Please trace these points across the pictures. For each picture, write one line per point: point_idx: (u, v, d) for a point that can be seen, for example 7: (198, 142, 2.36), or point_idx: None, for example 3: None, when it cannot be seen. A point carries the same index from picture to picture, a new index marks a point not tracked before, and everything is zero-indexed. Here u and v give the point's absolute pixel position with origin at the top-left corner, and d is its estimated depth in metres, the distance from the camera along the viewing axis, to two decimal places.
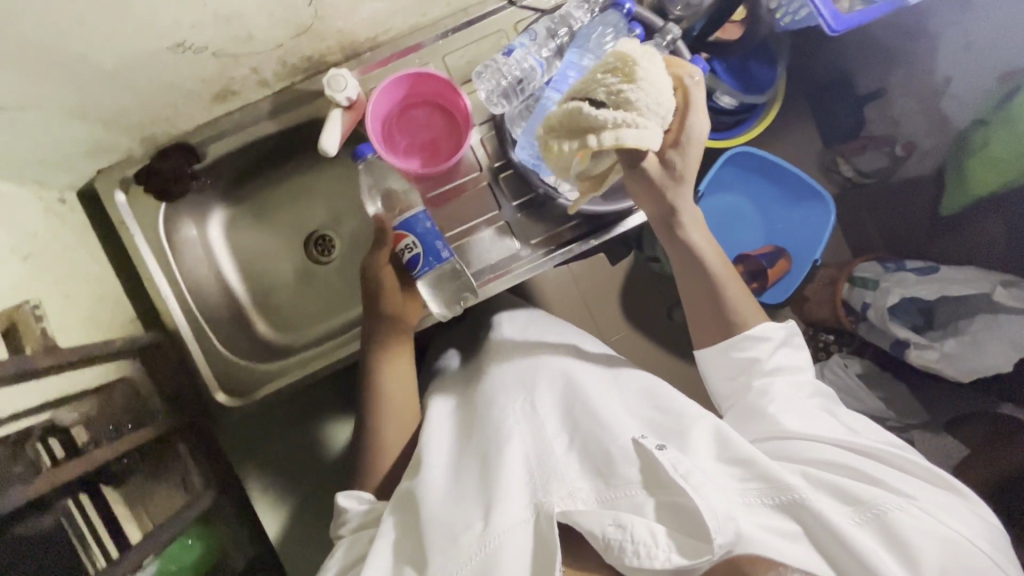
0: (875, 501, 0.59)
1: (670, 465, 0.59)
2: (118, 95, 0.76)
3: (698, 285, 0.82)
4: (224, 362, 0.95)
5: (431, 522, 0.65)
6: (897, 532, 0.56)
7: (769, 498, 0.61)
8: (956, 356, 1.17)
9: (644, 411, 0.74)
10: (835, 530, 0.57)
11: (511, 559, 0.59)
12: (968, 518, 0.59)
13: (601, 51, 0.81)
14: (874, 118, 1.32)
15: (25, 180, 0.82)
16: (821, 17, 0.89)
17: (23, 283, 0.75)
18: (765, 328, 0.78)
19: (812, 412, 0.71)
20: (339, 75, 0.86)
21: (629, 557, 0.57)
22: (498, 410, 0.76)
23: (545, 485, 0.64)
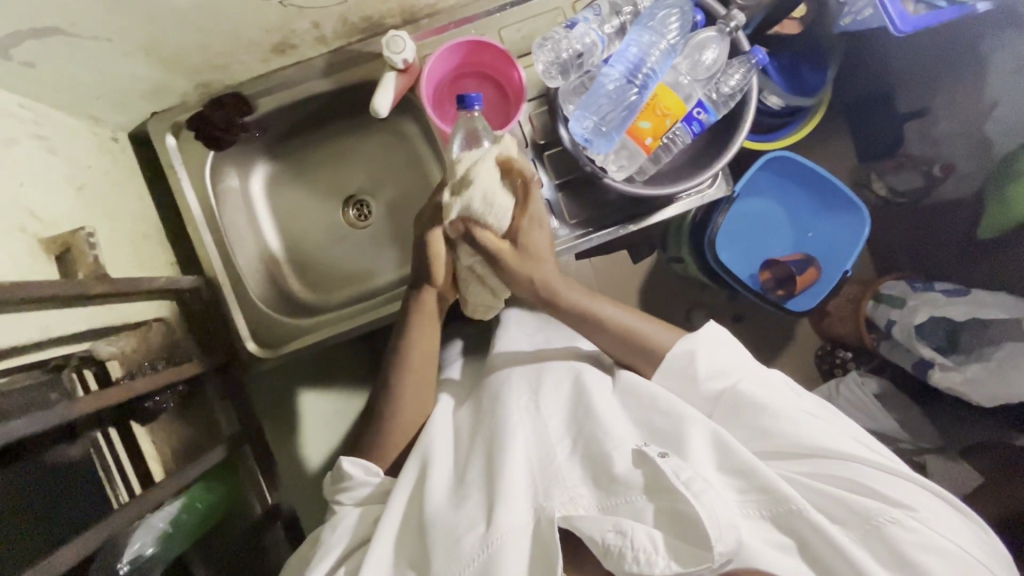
0: (870, 514, 0.62)
1: (672, 472, 0.59)
2: (184, 35, 0.77)
3: (607, 328, 0.81)
4: (257, 314, 0.96)
5: (433, 522, 0.67)
6: (894, 544, 0.60)
7: (766, 510, 0.63)
8: (978, 381, 1.13)
9: (644, 411, 0.72)
10: (831, 544, 0.60)
11: (512, 562, 0.61)
12: (956, 527, 0.63)
13: (664, 31, 0.82)
14: (913, 138, 1.29)
15: (83, 114, 0.83)
16: (887, 16, 0.88)
17: (75, 212, 0.76)
18: (685, 343, 0.76)
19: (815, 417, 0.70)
20: (398, 36, 0.85)
21: (629, 563, 0.57)
22: (502, 405, 0.76)
23: (546, 489, 0.66)
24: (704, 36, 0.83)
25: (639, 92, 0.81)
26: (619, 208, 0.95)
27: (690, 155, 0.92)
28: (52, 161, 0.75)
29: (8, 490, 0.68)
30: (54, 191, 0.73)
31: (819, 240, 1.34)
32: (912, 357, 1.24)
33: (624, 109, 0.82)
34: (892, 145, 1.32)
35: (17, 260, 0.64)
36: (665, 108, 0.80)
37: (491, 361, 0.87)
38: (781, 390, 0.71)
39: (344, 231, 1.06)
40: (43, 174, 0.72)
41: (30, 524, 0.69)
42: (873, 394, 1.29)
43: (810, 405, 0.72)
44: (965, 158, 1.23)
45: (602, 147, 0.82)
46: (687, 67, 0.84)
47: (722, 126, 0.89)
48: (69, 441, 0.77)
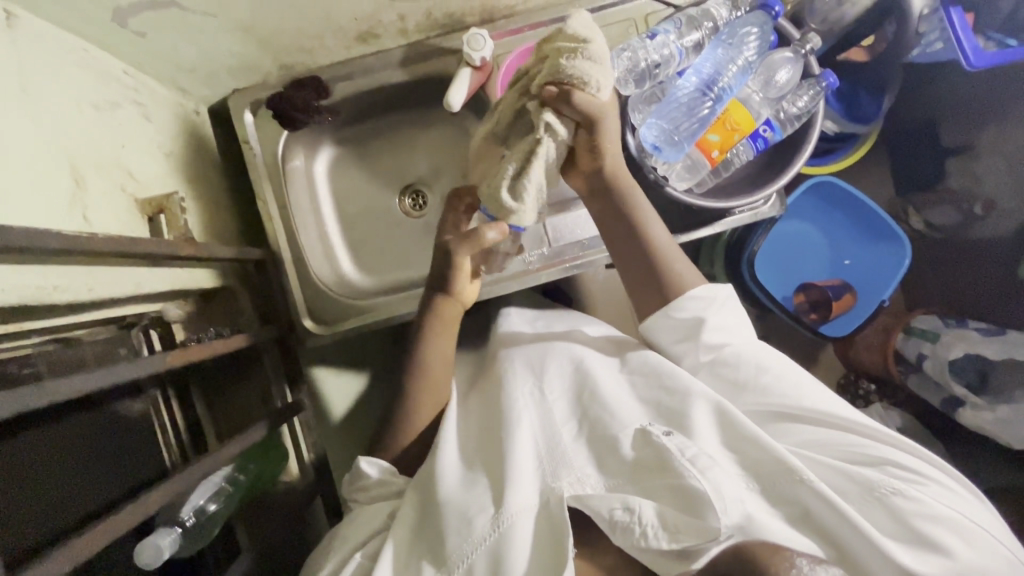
0: (879, 484, 0.62)
1: (676, 450, 0.62)
2: (282, 18, 0.80)
3: (637, 263, 0.82)
4: (315, 290, 0.99)
5: (450, 503, 0.68)
6: (899, 513, 0.60)
7: (769, 482, 0.63)
8: (1011, 422, 1.13)
9: (650, 388, 0.74)
10: (840, 515, 0.59)
11: (521, 540, 0.63)
12: (967, 501, 0.62)
13: (743, 48, 0.84)
14: (954, 173, 1.29)
15: (173, 85, 0.87)
16: (960, 50, 0.90)
17: (163, 177, 0.79)
18: (707, 289, 0.78)
19: (826, 394, 0.71)
20: (479, 35, 0.89)
21: (636, 539, 0.59)
22: (505, 393, 0.78)
23: (554, 471, 0.67)
24: (779, 57, 0.86)
25: (712, 105, 0.83)
26: (670, 216, 0.97)
27: (753, 169, 0.93)
28: (146, 127, 0.78)
29: (77, 440, 0.71)
30: (147, 155, 0.77)
31: (856, 267, 1.34)
32: (943, 393, 1.25)
33: (695, 120, 0.84)
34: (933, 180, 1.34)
35: (118, 216, 0.68)
36: (735, 123, 0.82)
37: (497, 337, 0.95)
38: (773, 355, 0.75)
39: (398, 218, 1.09)
40: (140, 139, 0.76)
41: (98, 475, 0.72)
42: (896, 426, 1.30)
43: (807, 378, 0.72)
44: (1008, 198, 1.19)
45: (672, 155, 0.84)
46: (759, 85, 0.86)
47: (786, 143, 0.90)
48: (131, 396, 0.80)
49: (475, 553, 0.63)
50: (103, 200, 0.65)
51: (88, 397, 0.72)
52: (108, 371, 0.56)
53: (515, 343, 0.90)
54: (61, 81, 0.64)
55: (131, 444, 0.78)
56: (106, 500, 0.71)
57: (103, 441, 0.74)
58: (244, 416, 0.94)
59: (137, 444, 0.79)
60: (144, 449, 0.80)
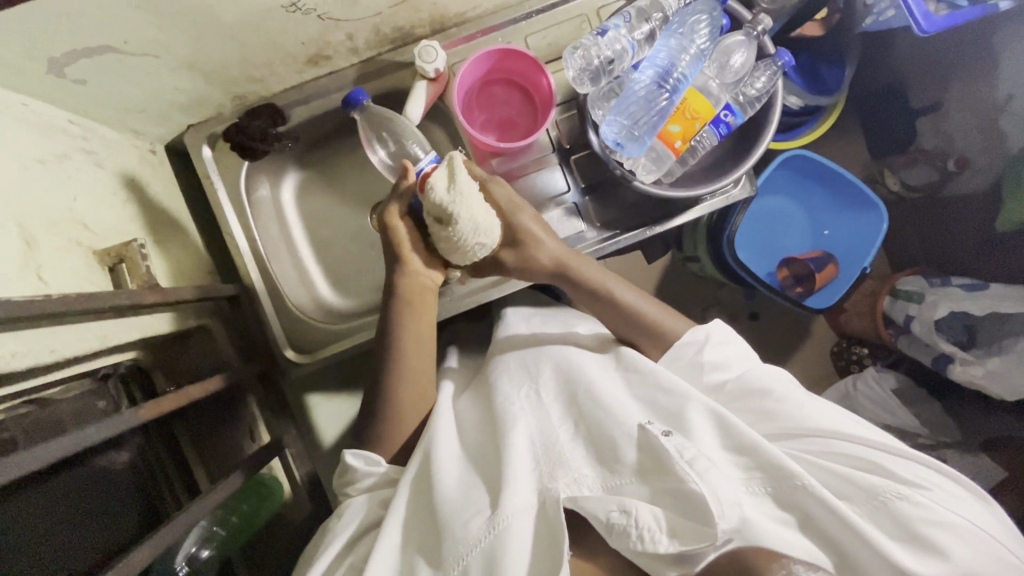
0: (879, 489, 0.62)
1: (675, 451, 0.61)
2: (226, 52, 0.78)
3: (628, 324, 0.85)
4: (293, 318, 0.98)
5: (444, 507, 0.66)
6: (903, 519, 0.60)
7: (771, 486, 0.63)
8: (1001, 374, 1.15)
9: (646, 390, 0.73)
10: (841, 520, 0.59)
11: (517, 545, 0.62)
12: (975, 509, 0.62)
13: (694, 37, 0.84)
14: (926, 132, 1.29)
15: (124, 128, 0.85)
16: (910, 16, 0.89)
17: (122, 226, 0.78)
18: (694, 331, 0.79)
19: (832, 409, 0.71)
20: (430, 47, 0.88)
21: (634, 541, 0.60)
22: (501, 398, 0.77)
23: (551, 472, 0.66)
24: (731, 41, 0.84)
25: (669, 97, 0.82)
26: (643, 209, 0.98)
27: (717, 154, 0.94)
28: (99, 175, 0.77)
29: (63, 499, 0.69)
30: (103, 205, 0.75)
31: (836, 236, 1.35)
32: (932, 352, 1.25)
33: (654, 113, 0.83)
34: (905, 141, 1.35)
35: (76, 271, 0.66)
36: (694, 112, 0.81)
37: (494, 342, 0.93)
38: (783, 379, 0.74)
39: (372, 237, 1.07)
40: (92, 190, 0.74)
41: (94, 527, 0.71)
42: (891, 389, 1.31)
43: (809, 396, 0.72)
44: (980, 153, 1.22)
45: (634, 151, 0.84)
46: (715, 71, 0.86)
47: (750, 126, 0.90)
48: (115, 448, 0.79)
49: (470, 555, 0.62)
50: (58, 258, 0.64)
51: (71, 456, 0.72)
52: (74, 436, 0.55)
53: (509, 348, 0.88)
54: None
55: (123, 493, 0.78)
56: (107, 551, 0.71)
57: (90, 496, 0.73)
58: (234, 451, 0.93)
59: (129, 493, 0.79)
60: (137, 496, 0.79)
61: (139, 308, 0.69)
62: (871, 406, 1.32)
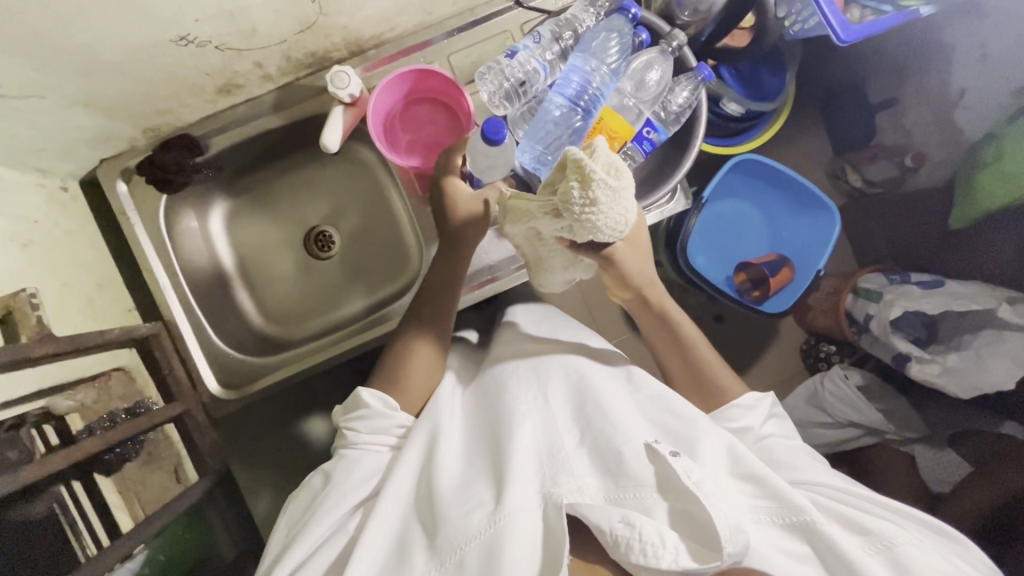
0: (884, 533, 0.59)
1: (683, 472, 0.57)
2: (121, 87, 0.76)
3: (681, 361, 0.83)
4: (222, 352, 0.95)
5: (444, 500, 0.63)
6: (905, 566, 0.57)
7: (780, 517, 0.60)
8: (958, 370, 1.13)
9: (656, 412, 0.71)
10: (844, 563, 0.57)
11: (515, 544, 0.57)
12: (973, 567, 0.60)
13: (605, 57, 0.81)
14: (886, 127, 1.32)
15: (27, 168, 0.82)
16: (829, 25, 0.87)
17: (20, 270, 0.75)
18: (753, 397, 0.77)
19: (824, 467, 0.71)
20: (342, 72, 0.85)
21: (635, 555, 0.55)
22: (509, 397, 0.73)
23: (554, 477, 0.62)
24: (647, 57, 0.81)
25: (582, 119, 0.80)
26: None
27: (649, 168, 0.92)
28: None
29: None
30: None
31: (791, 240, 1.34)
32: (890, 350, 1.22)
33: (569, 132, 0.81)
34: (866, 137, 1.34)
35: None
36: (611, 131, 0.80)
37: (501, 334, 0.89)
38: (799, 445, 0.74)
39: (309, 261, 1.06)
40: None
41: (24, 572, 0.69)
42: (856, 386, 1.27)
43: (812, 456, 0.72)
44: (937, 147, 1.26)
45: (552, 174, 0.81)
46: (632, 88, 0.83)
47: (675, 140, 0.89)
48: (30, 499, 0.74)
49: (467, 547, 0.58)
50: None
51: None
52: None
53: (520, 351, 0.83)
54: None
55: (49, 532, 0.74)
56: None
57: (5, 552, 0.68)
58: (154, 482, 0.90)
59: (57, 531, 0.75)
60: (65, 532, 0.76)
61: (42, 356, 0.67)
62: (837, 407, 1.27)
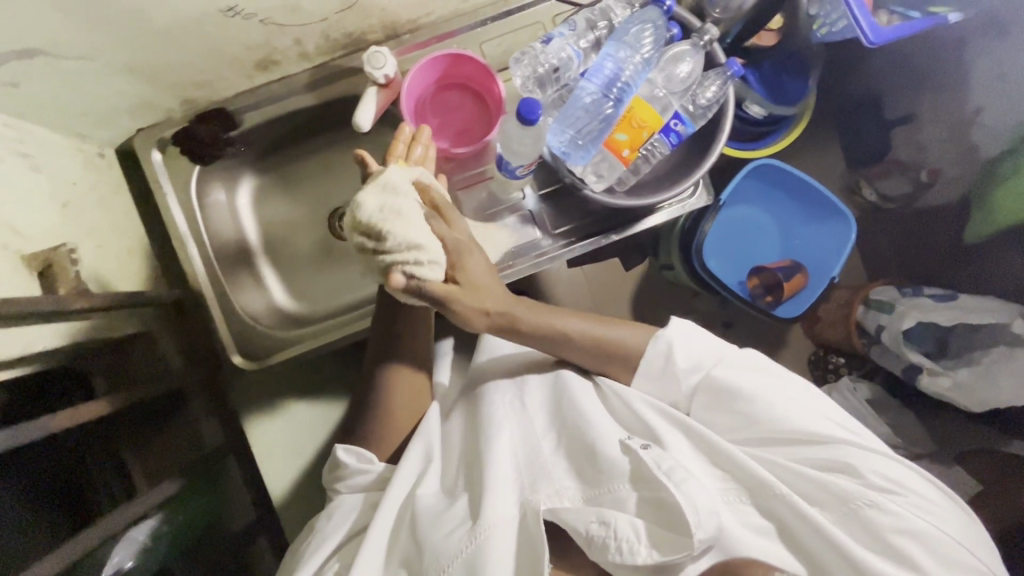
0: (853, 495, 0.61)
1: (653, 463, 0.61)
2: (165, 54, 0.77)
3: (587, 352, 0.78)
4: (245, 326, 0.96)
5: (423, 517, 0.66)
6: (875, 527, 0.59)
7: (749, 497, 0.63)
8: (969, 385, 1.13)
9: (629, 406, 0.74)
10: (815, 531, 0.59)
11: (502, 550, 0.60)
12: (947, 512, 0.62)
13: (639, 46, 0.83)
14: (899, 144, 1.32)
15: (68, 132, 0.84)
16: (858, 27, 0.89)
17: (56, 227, 0.77)
18: (659, 350, 0.75)
19: (801, 406, 0.69)
20: (378, 52, 0.87)
21: (612, 553, 0.58)
22: (487, 405, 0.76)
23: (533, 483, 0.65)
24: (679, 49, 0.84)
25: (614, 106, 0.82)
26: (604, 218, 0.99)
27: (674, 162, 0.93)
28: (35, 178, 0.76)
29: None
30: (39, 209, 0.74)
31: (803, 247, 1.35)
32: (901, 362, 1.23)
33: (600, 121, 0.83)
34: (879, 152, 1.35)
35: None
36: (641, 121, 0.80)
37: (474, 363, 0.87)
38: (772, 381, 0.72)
39: (327, 241, 1.05)
40: (26, 193, 0.73)
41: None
42: (864, 400, 1.28)
43: (790, 393, 0.71)
44: (951, 164, 1.23)
45: (580, 158, 0.83)
46: (663, 80, 0.85)
47: (702, 134, 0.90)
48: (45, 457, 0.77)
49: (451, 566, 0.60)
50: None
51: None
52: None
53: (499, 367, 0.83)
54: None
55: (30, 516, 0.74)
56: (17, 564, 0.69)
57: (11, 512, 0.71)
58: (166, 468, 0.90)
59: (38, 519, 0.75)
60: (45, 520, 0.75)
61: (19, 320, 0.66)
62: None
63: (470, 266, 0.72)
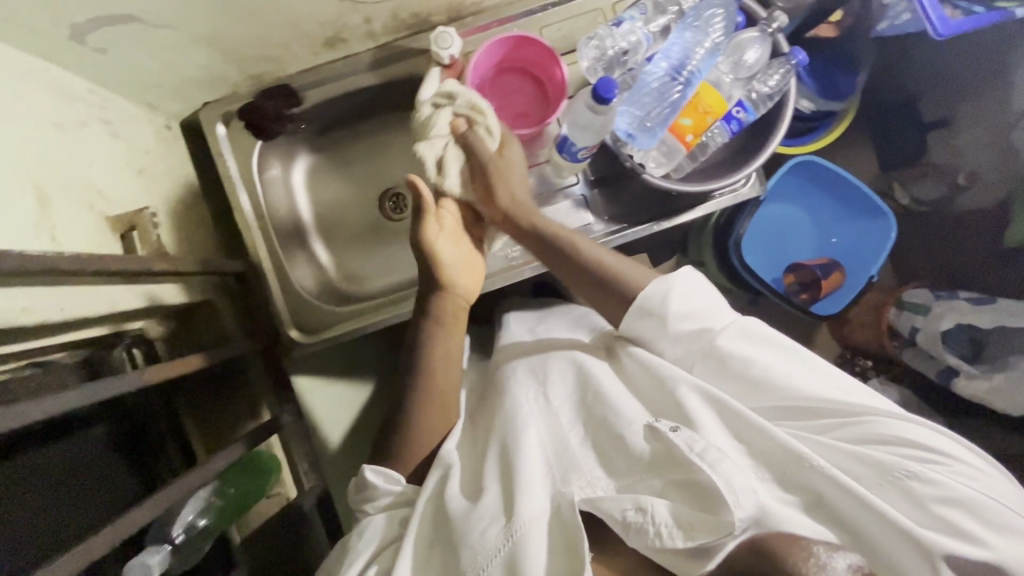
0: (894, 467, 0.60)
1: (685, 445, 0.58)
2: (245, 25, 0.79)
3: (582, 278, 0.81)
4: (299, 300, 0.97)
5: (456, 519, 0.63)
6: (918, 498, 0.58)
7: (781, 474, 0.61)
8: (1006, 390, 1.09)
9: (648, 384, 0.72)
10: (859, 506, 0.57)
11: (537, 546, 0.59)
12: (989, 477, 0.61)
13: (708, 31, 0.85)
14: (936, 147, 1.26)
15: (141, 102, 0.86)
16: (927, 19, 0.90)
17: (132, 192, 0.78)
18: (660, 282, 0.75)
19: (826, 375, 0.69)
20: (446, 33, 0.89)
21: (651, 539, 0.56)
22: (508, 399, 0.75)
23: (564, 475, 0.64)
24: (746, 36, 0.84)
25: (682, 89, 0.84)
26: (649, 203, 0.97)
27: (731, 150, 0.93)
28: (114, 144, 0.77)
29: (59, 465, 0.67)
30: (117, 173, 0.76)
31: (844, 245, 1.30)
32: (936, 365, 1.20)
33: (666, 105, 0.85)
34: (915, 153, 1.30)
35: (87, 233, 0.67)
36: (707, 106, 0.82)
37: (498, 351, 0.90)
38: (787, 349, 0.70)
39: (379, 222, 1.06)
40: (108, 157, 0.75)
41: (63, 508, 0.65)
42: (893, 403, 1.25)
43: (808, 364, 0.69)
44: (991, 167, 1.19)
45: (647, 141, 0.84)
46: (729, 67, 0.85)
47: (761, 124, 0.90)
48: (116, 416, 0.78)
49: (490, 565, 0.59)
50: (71, 220, 0.65)
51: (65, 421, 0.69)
52: (98, 386, 0.54)
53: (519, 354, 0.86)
54: (23, 101, 0.63)
55: (96, 478, 0.72)
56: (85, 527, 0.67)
57: (85, 471, 0.70)
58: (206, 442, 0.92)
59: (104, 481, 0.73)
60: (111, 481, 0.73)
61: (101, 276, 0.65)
62: None
63: (513, 182, 0.83)
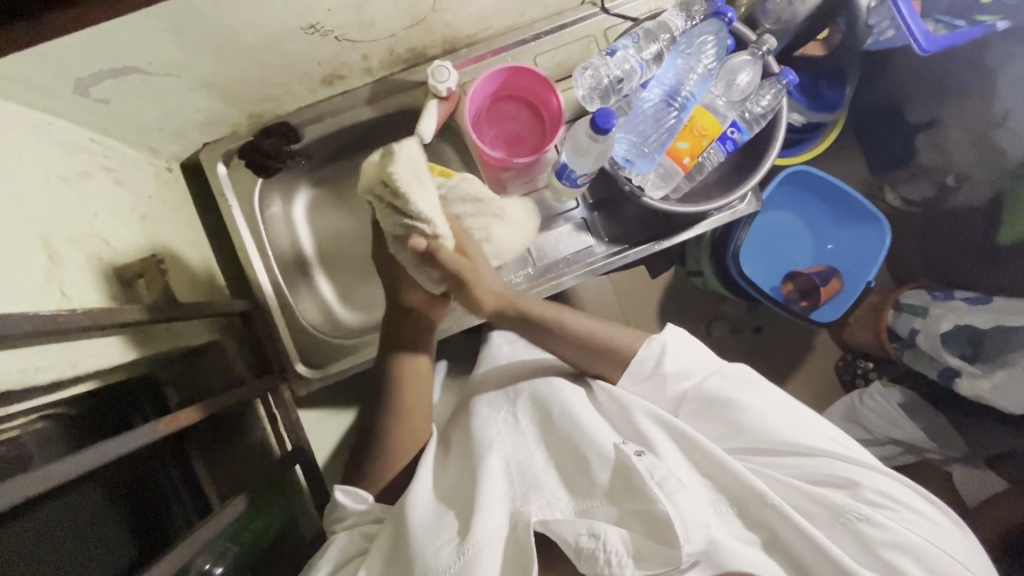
0: (848, 507, 0.61)
1: (645, 471, 0.57)
2: (245, 68, 0.80)
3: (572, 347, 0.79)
4: (305, 333, 0.98)
5: (418, 533, 0.62)
6: (864, 540, 0.59)
7: (738, 506, 0.61)
8: (1007, 386, 1.06)
9: (619, 410, 0.72)
10: (808, 541, 0.58)
11: (491, 569, 0.57)
12: (940, 527, 0.61)
13: (700, 57, 0.87)
14: (924, 148, 1.26)
15: (142, 148, 0.87)
16: (912, 35, 0.92)
17: (138, 238, 0.79)
18: (649, 345, 0.76)
19: (797, 416, 0.69)
20: (442, 67, 0.90)
21: (602, 567, 0.54)
22: (479, 423, 0.73)
23: (524, 495, 0.62)
24: (737, 61, 0.86)
25: (678, 114, 0.86)
26: (648, 223, 0.98)
27: (723, 172, 0.94)
28: (118, 191, 0.78)
29: (71, 517, 0.66)
30: (123, 221, 0.77)
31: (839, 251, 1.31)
32: (937, 365, 1.19)
33: (664, 131, 0.87)
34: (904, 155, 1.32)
35: (96, 286, 0.68)
36: (702, 129, 0.84)
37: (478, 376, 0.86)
38: (760, 388, 0.71)
39: None
40: (112, 205, 0.76)
41: None
42: (898, 404, 1.23)
43: (781, 405, 0.70)
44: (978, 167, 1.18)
45: (644, 166, 0.86)
46: (722, 89, 0.88)
47: (753, 146, 0.91)
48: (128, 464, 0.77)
49: None
50: (79, 274, 0.65)
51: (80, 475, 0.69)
52: (104, 447, 0.52)
53: (502, 378, 0.82)
54: (25, 155, 0.64)
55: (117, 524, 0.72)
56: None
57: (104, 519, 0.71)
58: (226, 485, 0.91)
59: (128, 535, 0.73)
60: (131, 540, 0.73)
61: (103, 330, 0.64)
62: (877, 422, 1.25)
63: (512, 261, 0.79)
